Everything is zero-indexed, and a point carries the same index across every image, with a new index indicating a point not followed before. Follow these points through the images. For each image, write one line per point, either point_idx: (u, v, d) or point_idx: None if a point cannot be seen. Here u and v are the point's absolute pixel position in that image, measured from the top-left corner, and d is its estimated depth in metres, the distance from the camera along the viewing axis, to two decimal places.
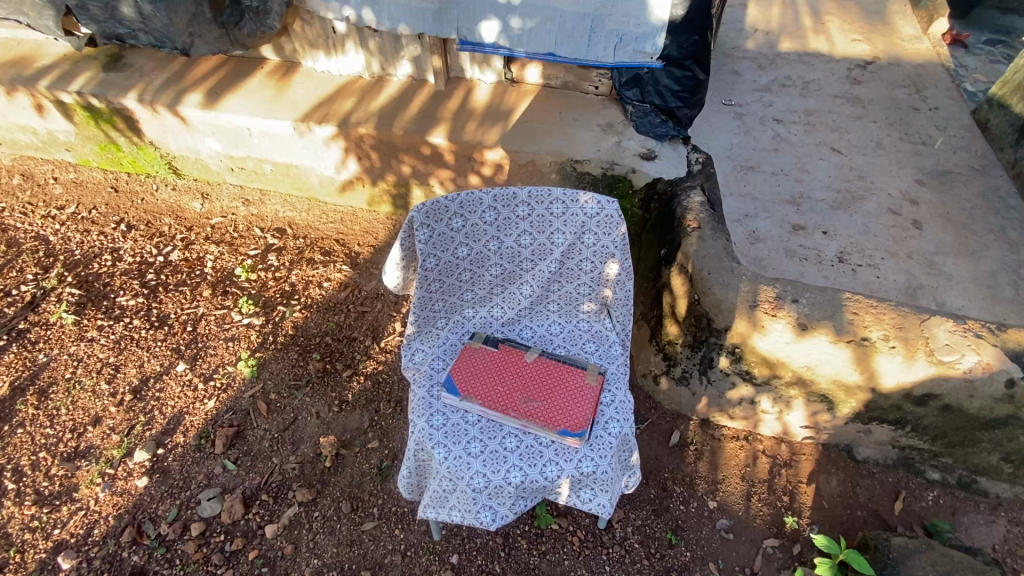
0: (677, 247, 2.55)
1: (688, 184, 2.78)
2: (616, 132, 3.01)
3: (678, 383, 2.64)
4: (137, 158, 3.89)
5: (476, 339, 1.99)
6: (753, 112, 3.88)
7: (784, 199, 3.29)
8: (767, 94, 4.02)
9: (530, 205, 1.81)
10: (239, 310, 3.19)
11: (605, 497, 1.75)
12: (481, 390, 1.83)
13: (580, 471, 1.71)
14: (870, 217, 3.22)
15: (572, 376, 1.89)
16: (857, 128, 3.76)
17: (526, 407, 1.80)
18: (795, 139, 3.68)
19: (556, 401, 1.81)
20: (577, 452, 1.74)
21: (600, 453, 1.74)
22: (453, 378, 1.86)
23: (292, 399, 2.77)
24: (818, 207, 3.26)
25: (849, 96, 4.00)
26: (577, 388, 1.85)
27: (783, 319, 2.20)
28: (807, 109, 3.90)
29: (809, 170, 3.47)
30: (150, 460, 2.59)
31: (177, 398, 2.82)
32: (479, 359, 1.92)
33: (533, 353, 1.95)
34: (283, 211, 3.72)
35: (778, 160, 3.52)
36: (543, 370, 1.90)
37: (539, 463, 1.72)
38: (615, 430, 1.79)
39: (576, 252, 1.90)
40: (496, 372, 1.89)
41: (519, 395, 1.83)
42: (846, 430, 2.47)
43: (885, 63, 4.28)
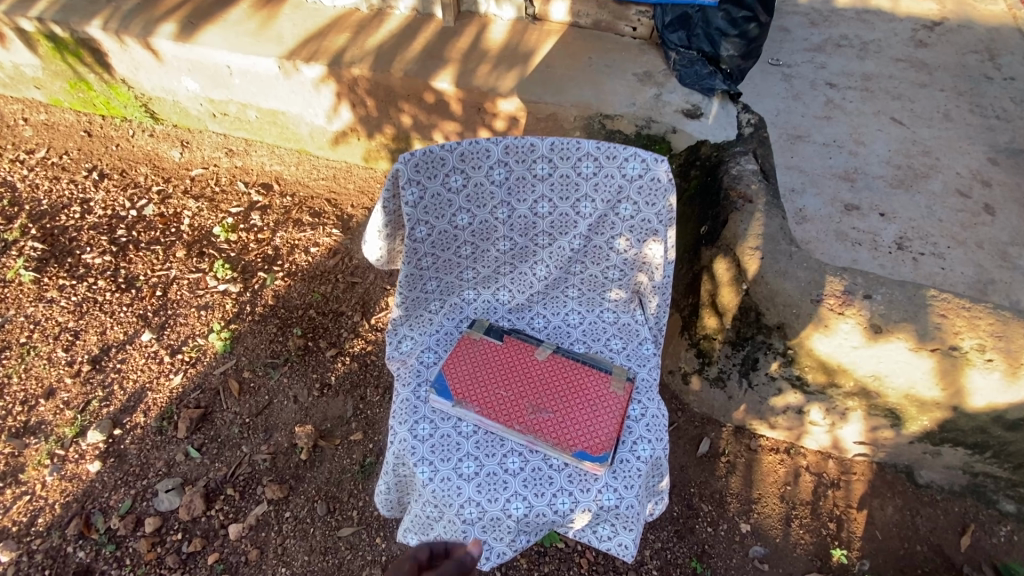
0: (722, 225, 2.14)
1: (739, 150, 2.34)
2: (656, 83, 2.53)
3: (713, 384, 2.26)
4: (112, 100, 3.50)
5: (477, 328, 1.61)
6: (803, 74, 3.38)
7: (837, 174, 2.83)
8: (820, 55, 3.50)
9: (551, 161, 1.39)
10: (214, 275, 2.84)
11: (629, 538, 1.40)
12: (481, 396, 1.46)
13: (599, 506, 1.36)
14: (936, 198, 2.75)
15: (595, 383, 1.50)
16: (922, 97, 3.24)
17: (536, 419, 1.43)
18: (851, 106, 3.18)
19: (573, 415, 1.44)
20: (596, 481, 1.38)
21: (625, 484, 1.38)
22: (445, 378, 1.49)
23: (268, 379, 2.44)
24: (874, 184, 2.79)
25: (914, 60, 3.46)
26: (600, 398, 1.47)
27: (852, 318, 1.82)
28: (865, 73, 3.37)
29: (866, 141, 2.99)
30: (104, 441, 2.28)
31: (140, 371, 2.50)
32: (480, 355, 1.55)
33: (545, 350, 1.57)
34: (270, 164, 3.32)
35: (831, 130, 3.04)
36: (560, 374, 1.52)
37: (548, 493, 1.37)
38: (645, 454, 1.42)
39: (606, 227, 1.48)
40: (500, 372, 1.52)
41: (527, 402, 1.46)
42: (909, 449, 2.09)
43: (954, 24, 3.70)
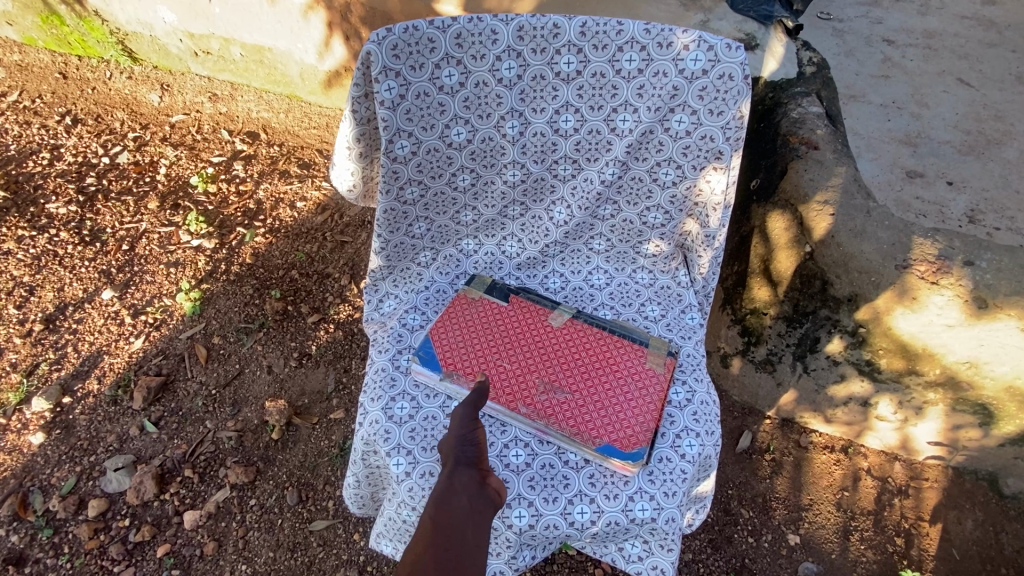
0: (780, 176, 1.76)
1: (800, 90, 1.94)
2: (702, 9, 2.14)
3: (758, 368, 1.91)
4: (87, 37, 3.19)
5: (475, 285, 1.26)
6: (856, 30, 2.94)
7: (896, 138, 2.37)
8: (876, 9, 3.07)
9: (581, 52, 1.03)
10: (187, 229, 2.53)
11: (666, 560, 1.09)
12: (477, 368, 1.13)
13: (629, 520, 1.03)
14: (1009, 167, 2.28)
15: (626, 358, 1.15)
16: (991, 58, 2.78)
17: (548, 400, 1.09)
18: (913, 65, 2.73)
19: (596, 397, 1.10)
20: (625, 485, 1.05)
21: (664, 491, 1.05)
22: (432, 345, 1.15)
23: (240, 346, 2.13)
24: (940, 150, 2.31)
25: (981, 17, 2.99)
26: (633, 378, 1.12)
27: (950, 289, 1.44)
28: (927, 28, 2.93)
29: (930, 103, 2.52)
30: (51, 410, 1.99)
31: (98, 333, 2.20)
32: (478, 318, 1.21)
33: (562, 314, 1.22)
34: (257, 111, 2.96)
35: (888, 90, 2.59)
36: (581, 345, 1.17)
37: (561, 499, 1.04)
38: (692, 453, 1.08)
39: (650, 149, 1.13)
40: (503, 340, 1.17)
41: (537, 379, 1.12)
42: (997, 454, 1.73)
43: None
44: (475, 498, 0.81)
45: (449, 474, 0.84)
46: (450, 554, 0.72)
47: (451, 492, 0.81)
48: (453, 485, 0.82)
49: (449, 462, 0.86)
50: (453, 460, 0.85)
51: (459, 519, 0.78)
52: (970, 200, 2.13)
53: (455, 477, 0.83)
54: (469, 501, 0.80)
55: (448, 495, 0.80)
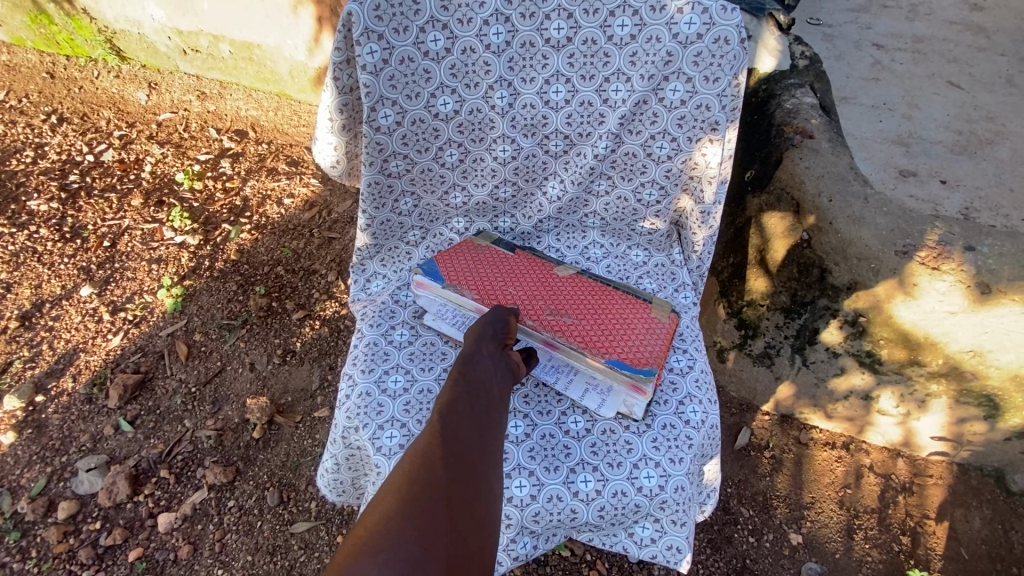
0: (775, 165, 1.73)
1: (794, 82, 1.92)
2: None
3: (756, 362, 1.86)
4: (75, 36, 3.16)
5: (483, 236, 1.25)
6: (845, 35, 2.97)
7: (888, 138, 2.36)
8: (864, 16, 3.10)
9: (571, 16, 1.01)
10: (172, 226, 2.47)
11: (681, 538, 1.04)
12: (480, 290, 1.11)
13: (636, 489, 0.99)
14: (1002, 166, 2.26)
15: (632, 307, 1.13)
16: (981, 61, 2.79)
17: (552, 322, 1.06)
18: (903, 69, 2.74)
19: (600, 327, 1.07)
20: (630, 453, 1.01)
21: (670, 458, 1.01)
22: (438, 266, 1.15)
23: (222, 343, 2.06)
24: (932, 150, 2.29)
25: (971, 23, 3.02)
26: (639, 320, 1.09)
27: (952, 274, 1.40)
28: (915, 34, 2.95)
29: (920, 105, 2.52)
30: (23, 409, 1.92)
31: (74, 331, 2.12)
32: (487, 254, 1.20)
33: (569, 267, 1.20)
34: (245, 109, 2.92)
35: (879, 93, 2.59)
36: (586, 288, 1.15)
37: (563, 468, 1.00)
38: (696, 419, 1.05)
39: (647, 120, 1.10)
40: (512, 271, 1.17)
41: (542, 307, 1.09)
42: (1002, 448, 1.68)
43: None
44: (501, 365, 0.93)
45: (479, 345, 0.95)
46: (481, 402, 0.85)
47: (481, 359, 0.92)
48: (482, 353, 0.94)
49: (477, 336, 0.97)
50: (483, 336, 0.97)
51: (486, 378, 0.90)
52: (964, 197, 2.11)
53: (484, 348, 0.95)
54: (496, 368, 0.92)
55: (479, 359, 0.92)
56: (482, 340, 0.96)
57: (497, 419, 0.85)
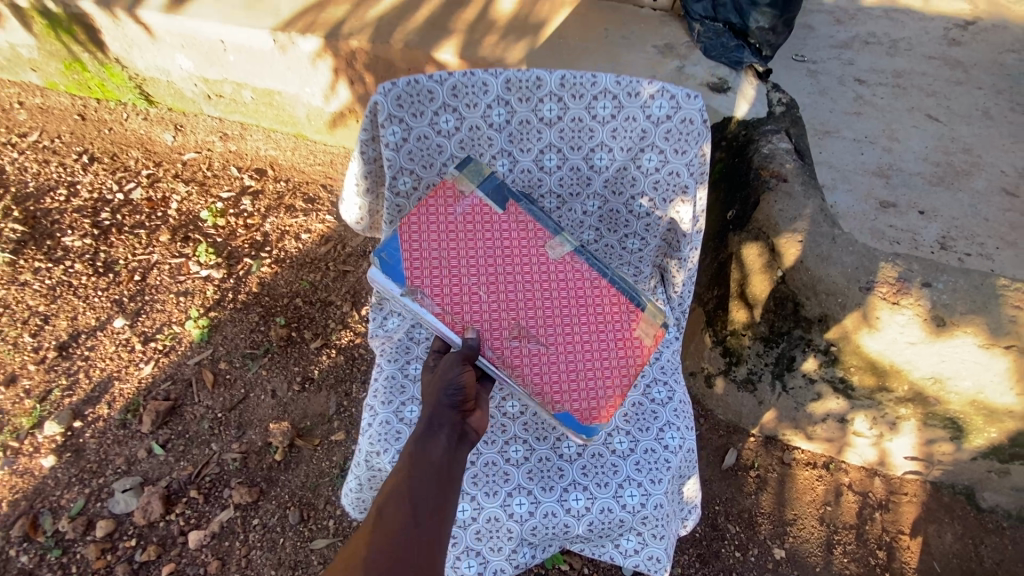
0: (753, 207, 1.89)
1: (771, 128, 2.08)
2: (678, 56, 2.25)
3: (740, 387, 2.00)
4: (107, 82, 3.35)
5: (469, 177, 1.21)
6: (829, 71, 2.98)
7: (870, 170, 2.54)
8: (846, 52, 3.07)
9: (561, 100, 1.18)
10: (197, 260, 2.65)
11: (660, 549, 1.18)
12: (456, 293, 1.15)
13: (620, 506, 1.14)
14: (978, 197, 2.49)
15: (613, 317, 1.19)
16: (960, 95, 2.87)
17: (521, 350, 1.14)
18: (883, 103, 2.84)
19: (567, 358, 1.15)
20: (615, 474, 1.18)
21: (651, 478, 1.17)
22: (401, 258, 1.16)
23: (246, 371, 2.22)
24: (913, 180, 2.51)
25: (948, 58, 3.02)
26: (613, 346, 1.17)
27: (910, 308, 1.54)
28: (897, 70, 2.96)
29: (899, 138, 2.69)
30: (62, 435, 2.08)
31: (108, 360, 2.29)
32: (462, 227, 1.19)
33: (561, 247, 1.22)
34: (265, 149, 3.13)
35: (863, 126, 2.73)
36: (570, 289, 1.20)
37: (557, 487, 1.16)
38: (673, 444, 1.22)
39: (628, 183, 1.27)
40: (483, 266, 1.18)
41: (514, 325, 1.16)
42: (970, 467, 1.81)
43: (990, 24, 3.17)
44: (453, 436, 0.97)
45: (434, 415, 0.99)
46: (429, 483, 0.89)
47: (434, 432, 0.96)
48: (435, 424, 0.97)
49: (434, 401, 1.01)
50: (439, 403, 1.00)
51: (437, 454, 0.93)
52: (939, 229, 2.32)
53: (438, 418, 0.98)
54: (448, 440, 0.95)
55: (432, 432, 0.95)
56: (437, 407, 1.00)
57: (447, 499, 0.89)
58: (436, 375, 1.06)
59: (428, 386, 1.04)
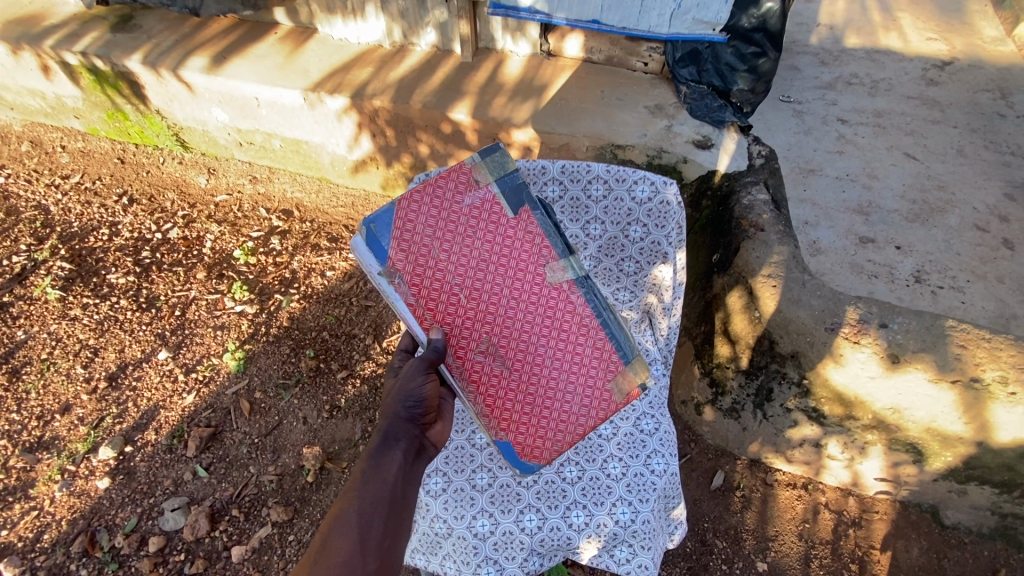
0: (734, 253, 2.14)
1: (750, 180, 2.34)
2: (667, 115, 2.52)
3: (726, 415, 2.22)
4: (147, 129, 3.61)
5: (487, 169, 1.22)
6: (813, 110, 3.19)
7: (851, 208, 2.70)
8: (830, 92, 3.27)
9: (563, 184, 1.52)
10: (232, 296, 2.90)
11: (648, 558, 1.38)
12: (438, 288, 1.19)
13: (613, 521, 1.38)
14: (952, 233, 2.61)
15: (586, 363, 1.24)
16: (935, 133, 3.04)
17: (484, 368, 1.22)
18: (864, 142, 3.00)
19: (524, 389, 1.23)
20: (610, 494, 1.41)
21: (640, 498, 1.40)
22: (389, 236, 1.18)
23: (279, 400, 2.46)
24: (889, 219, 2.65)
25: (926, 97, 3.23)
26: (575, 391, 1.24)
27: (868, 347, 1.77)
28: (877, 109, 3.15)
29: (879, 175, 2.83)
30: (115, 459, 2.31)
31: (154, 390, 2.53)
32: (462, 225, 1.20)
33: (561, 274, 1.23)
34: (292, 192, 3.41)
35: (844, 164, 2.88)
36: (550, 322, 1.23)
37: (561, 505, 1.40)
38: (660, 468, 1.44)
39: (617, 248, 1.56)
40: (471, 272, 1.20)
41: (484, 342, 1.21)
42: (933, 488, 2.01)
43: (965, 64, 3.43)
44: (406, 446, 1.16)
45: (393, 424, 1.17)
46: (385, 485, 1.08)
47: (390, 441, 1.14)
48: (392, 432, 1.16)
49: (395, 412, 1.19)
50: (399, 416, 1.19)
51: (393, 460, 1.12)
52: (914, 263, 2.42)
53: (396, 427, 1.17)
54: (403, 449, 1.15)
55: (390, 440, 1.14)
56: (396, 419, 1.18)
57: (400, 498, 1.09)
58: (402, 382, 1.21)
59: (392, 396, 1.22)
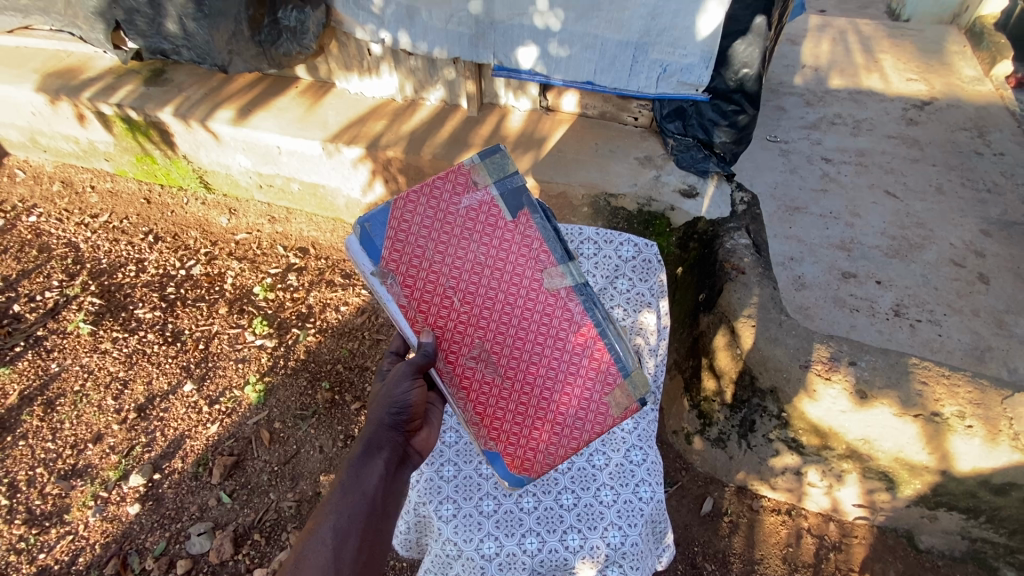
0: (718, 294, 2.34)
1: (732, 226, 2.56)
2: (655, 166, 2.76)
3: (714, 445, 2.39)
4: (172, 171, 3.85)
5: (484, 174, 1.36)
6: (799, 149, 3.22)
7: (834, 244, 2.73)
8: (815, 132, 3.34)
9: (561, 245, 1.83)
10: (253, 331, 3.10)
11: None
12: (433, 289, 1.31)
13: (606, 543, 1.54)
14: (929, 268, 2.64)
15: (578, 370, 1.33)
16: (914, 171, 3.09)
17: (476, 373, 1.31)
18: (847, 180, 3.03)
19: (517, 395, 1.32)
20: (602, 519, 1.58)
21: (629, 522, 1.57)
22: (385, 239, 1.31)
23: (297, 429, 2.66)
24: (870, 254, 2.69)
25: (906, 136, 3.29)
26: (567, 399, 1.32)
27: (838, 383, 1.95)
28: (859, 149, 3.21)
29: (861, 213, 2.86)
30: (145, 485, 2.51)
31: (180, 420, 2.72)
32: (457, 227, 1.33)
33: (558, 282, 1.33)
34: (308, 231, 3.64)
35: (828, 202, 2.92)
36: (542, 330, 1.33)
37: (559, 529, 1.56)
38: (646, 496, 1.62)
39: (607, 298, 1.82)
40: (465, 275, 1.32)
41: (476, 348, 1.32)
42: (907, 514, 2.16)
43: (943, 104, 3.51)
44: (389, 455, 1.33)
45: (378, 431, 1.35)
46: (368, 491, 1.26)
47: (375, 450, 1.32)
48: (377, 439, 1.34)
49: (381, 420, 1.36)
50: (383, 423, 1.36)
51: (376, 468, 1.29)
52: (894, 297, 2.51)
53: (380, 434, 1.35)
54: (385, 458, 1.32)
55: (375, 448, 1.32)
56: (381, 425, 1.36)
57: (382, 504, 1.27)
58: (390, 389, 1.37)
59: (380, 400, 1.39)
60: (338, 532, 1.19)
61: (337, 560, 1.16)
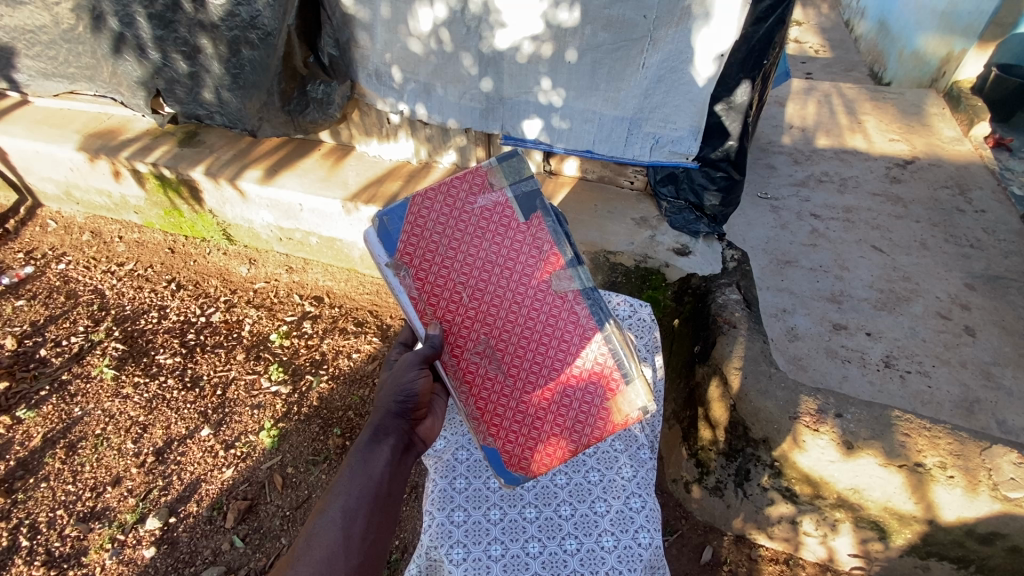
0: (711, 347, 2.49)
1: (723, 282, 2.74)
2: (650, 226, 3.00)
3: (712, 493, 2.50)
4: (197, 224, 4.10)
5: (501, 177, 1.49)
6: (789, 206, 3.45)
7: (824, 296, 2.87)
8: (803, 189, 3.58)
9: None
10: (268, 377, 3.23)
11: None
12: (444, 283, 1.44)
13: None
14: (916, 319, 2.76)
15: (579, 374, 1.44)
16: (899, 227, 3.28)
17: (480, 368, 1.44)
18: (835, 235, 3.22)
19: (519, 392, 1.44)
20: (603, 564, 1.67)
21: (628, 567, 1.67)
22: (401, 232, 1.43)
23: (309, 475, 2.77)
24: (859, 306, 2.81)
25: (890, 194, 3.52)
26: (566, 400, 1.44)
27: (826, 434, 2.05)
28: (845, 206, 3.43)
29: (850, 267, 3.01)
30: (160, 528, 2.60)
31: (197, 464, 2.83)
32: (471, 225, 1.46)
33: (566, 284, 1.46)
34: (323, 280, 3.84)
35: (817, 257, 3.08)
36: (545, 330, 1.45)
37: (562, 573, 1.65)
38: (645, 541, 1.71)
39: None
40: (475, 273, 1.45)
41: (482, 343, 1.45)
42: (901, 564, 2.24)
43: (925, 162, 3.77)
44: (394, 442, 1.39)
45: (386, 418, 1.42)
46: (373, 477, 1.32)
47: (382, 437, 1.38)
48: (384, 427, 1.40)
49: (388, 408, 1.43)
50: (391, 411, 1.43)
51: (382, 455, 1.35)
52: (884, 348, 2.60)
53: (388, 422, 1.41)
54: (391, 445, 1.38)
55: (381, 434, 1.39)
56: (390, 412, 1.43)
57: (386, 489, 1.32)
58: (399, 375, 1.45)
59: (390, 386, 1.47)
60: (346, 512, 1.26)
61: (345, 539, 1.23)
